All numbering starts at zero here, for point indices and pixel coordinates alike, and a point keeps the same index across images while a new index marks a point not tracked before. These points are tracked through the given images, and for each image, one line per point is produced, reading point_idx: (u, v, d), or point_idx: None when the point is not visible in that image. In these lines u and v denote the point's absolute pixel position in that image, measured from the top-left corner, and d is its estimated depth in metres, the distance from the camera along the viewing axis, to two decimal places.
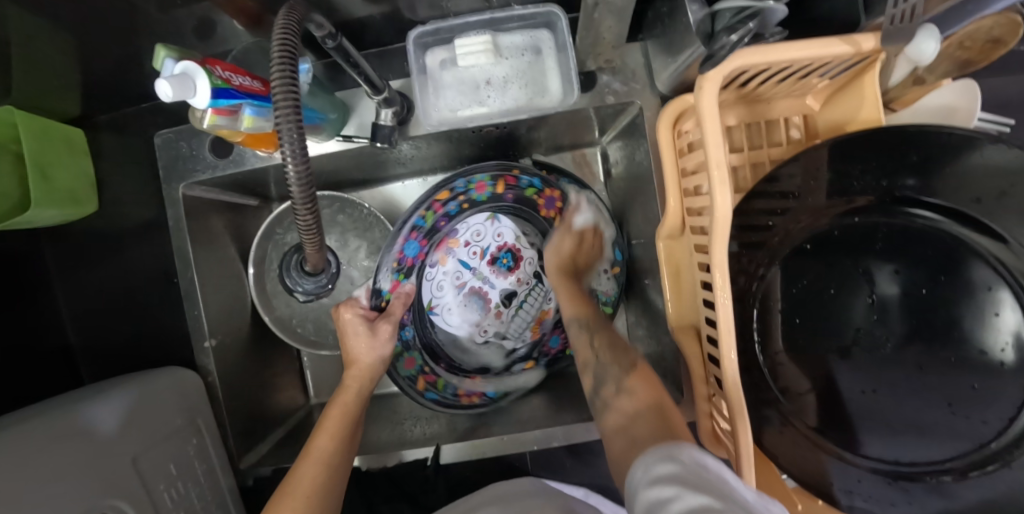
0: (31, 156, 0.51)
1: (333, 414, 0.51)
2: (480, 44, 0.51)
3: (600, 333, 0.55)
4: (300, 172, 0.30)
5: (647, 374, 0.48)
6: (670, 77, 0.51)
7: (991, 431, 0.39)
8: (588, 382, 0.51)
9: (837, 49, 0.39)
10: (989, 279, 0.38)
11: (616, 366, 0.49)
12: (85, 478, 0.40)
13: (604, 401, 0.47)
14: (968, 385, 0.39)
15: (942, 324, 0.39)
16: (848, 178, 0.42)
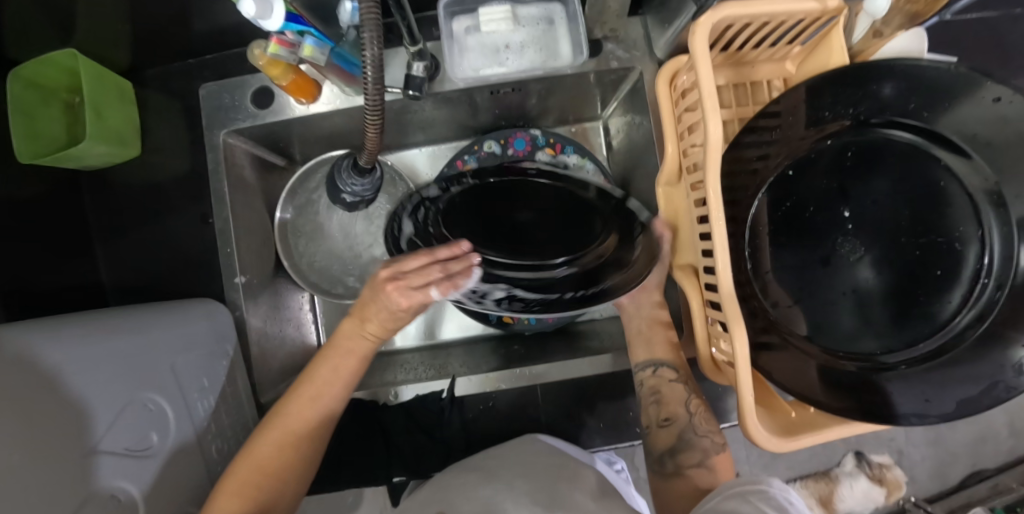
0: (87, 94, 0.56)
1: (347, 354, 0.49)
2: (501, 13, 0.59)
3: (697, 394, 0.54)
4: (376, 74, 0.36)
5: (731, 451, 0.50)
6: (667, 43, 0.59)
7: (953, 310, 0.46)
8: (669, 439, 0.51)
9: (807, 6, 0.47)
10: (941, 176, 0.46)
11: (708, 438, 0.50)
12: (127, 373, 0.43)
13: (677, 466, 0.49)
14: (933, 272, 0.47)
15: (907, 221, 0.47)
16: (821, 109, 0.48)
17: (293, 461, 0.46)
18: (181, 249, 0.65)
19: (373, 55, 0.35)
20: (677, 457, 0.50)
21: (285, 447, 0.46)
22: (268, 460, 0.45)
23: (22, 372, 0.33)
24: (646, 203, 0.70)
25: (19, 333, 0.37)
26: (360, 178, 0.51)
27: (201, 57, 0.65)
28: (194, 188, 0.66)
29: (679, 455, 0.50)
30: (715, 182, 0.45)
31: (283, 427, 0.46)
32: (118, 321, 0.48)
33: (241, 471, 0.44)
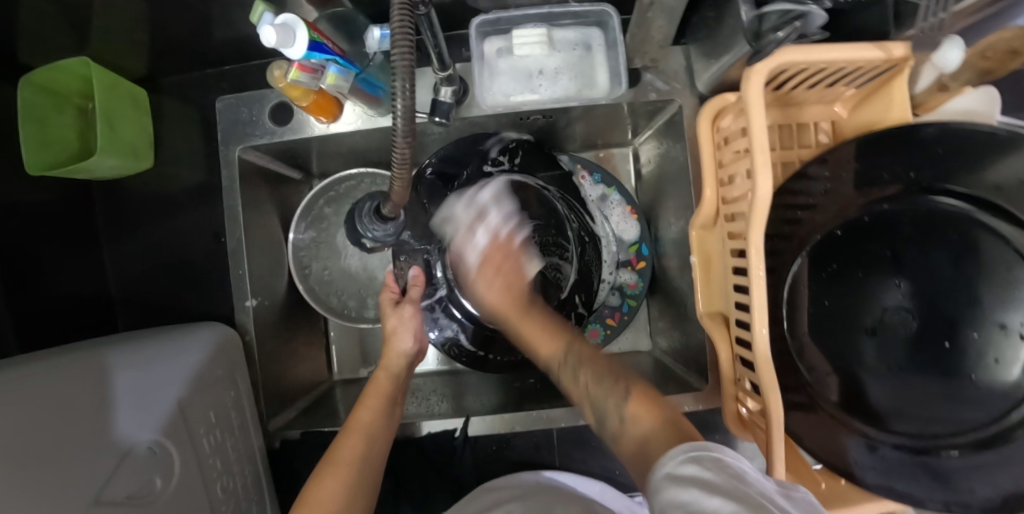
0: (101, 106, 0.53)
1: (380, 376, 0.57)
2: (537, 35, 0.55)
3: (584, 365, 0.51)
4: (406, 118, 0.32)
5: (645, 395, 0.45)
6: (711, 78, 0.55)
7: (1011, 401, 0.42)
8: (592, 414, 0.48)
9: (870, 54, 0.43)
10: (1009, 258, 0.42)
11: (613, 401, 0.46)
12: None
13: (611, 433, 0.45)
14: (988, 359, 0.42)
15: (965, 301, 0.42)
16: (878, 171, 0.46)
17: (360, 466, 0.45)
18: (193, 265, 0.63)
19: (406, 101, 0.32)
20: (606, 426, 0.46)
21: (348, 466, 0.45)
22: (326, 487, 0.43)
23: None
24: (675, 239, 0.67)
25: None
26: (382, 224, 0.47)
27: (220, 67, 0.63)
28: (207, 203, 0.63)
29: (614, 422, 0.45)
30: (758, 243, 0.43)
31: (350, 434, 0.48)
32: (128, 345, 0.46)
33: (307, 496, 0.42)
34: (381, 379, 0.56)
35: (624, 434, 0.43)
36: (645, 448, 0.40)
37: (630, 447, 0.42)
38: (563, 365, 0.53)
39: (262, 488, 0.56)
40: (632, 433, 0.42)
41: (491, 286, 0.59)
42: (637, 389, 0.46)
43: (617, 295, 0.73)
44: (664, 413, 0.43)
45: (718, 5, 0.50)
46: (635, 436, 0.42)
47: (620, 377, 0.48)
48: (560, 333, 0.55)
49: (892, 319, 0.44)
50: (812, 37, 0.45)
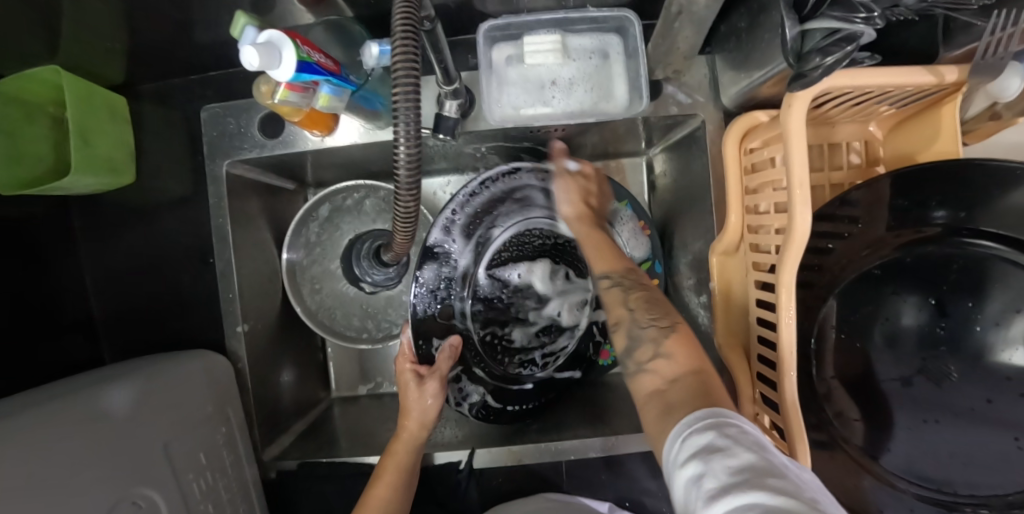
0: (75, 120, 0.49)
1: (396, 449, 0.51)
2: (550, 43, 0.50)
3: (635, 290, 0.48)
4: (410, 152, 0.28)
5: (686, 337, 0.42)
6: (738, 94, 0.51)
7: None
8: (621, 342, 0.45)
9: (921, 79, 0.39)
10: None
11: (653, 327, 0.43)
12: (118, 465, 0.37)
13: (636, 365, 0.42)
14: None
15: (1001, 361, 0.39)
16: (924, 208, 0.42)
17: None
18: (181, 286, 0.60)
19: (408, 132, 0.28)
20: (633, 355, 0.43)
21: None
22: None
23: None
24: (691, 261, 0.63)
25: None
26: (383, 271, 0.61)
27: (205, 73, 0.58)
28: (195, 218, 0.60)
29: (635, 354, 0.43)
30: (790, 285, 0.41)
31: None
32: (109, 387, 0.42)
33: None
34: (398, 451, 0.51)
35: (649, 370, 0.40)
36: (667, 389, 0.38)
37: (649, 386, 0.40)
38: (615, 285, 0.49)
39: None
40: (655, 378, 0.40)
41: (574, 203, 0.57)
42: (682, 328, 0.43)
43: None
44: (700, 360, 0.39)
45: (753, 15, 0.45)
46: (664, 369, 0.39)
47: (667, 311, 0.45)
48: (630, 259, 0.52)
49: (932, 371, 0.41)
50: (859, 62, 0.40)
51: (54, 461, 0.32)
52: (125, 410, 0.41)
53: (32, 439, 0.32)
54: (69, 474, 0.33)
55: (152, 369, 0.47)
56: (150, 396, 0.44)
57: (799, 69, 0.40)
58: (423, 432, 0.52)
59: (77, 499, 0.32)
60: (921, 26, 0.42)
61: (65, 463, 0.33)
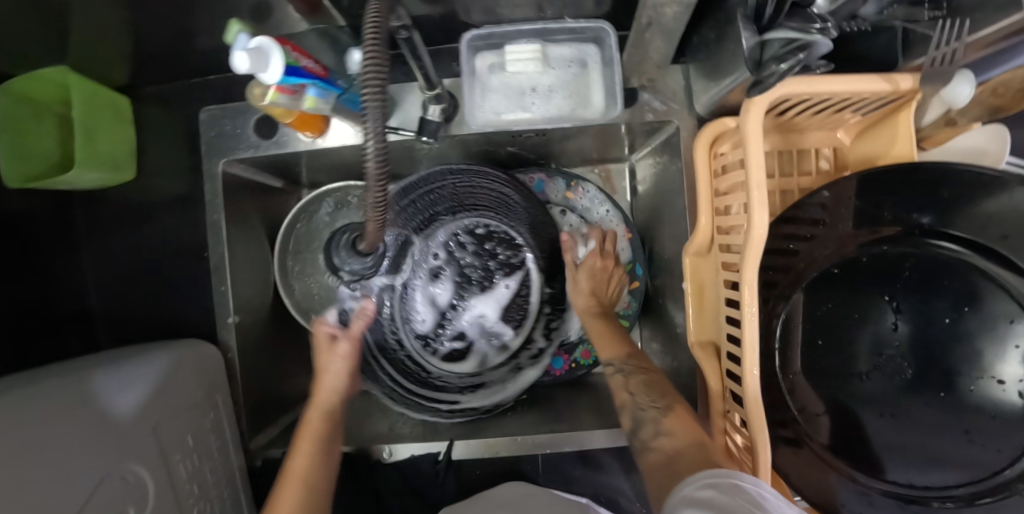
0: (79, 116, 0.51)
1: (314, 419, 0.53)
2: (530, 52, 0.53)
3: (636, 374, 0.52)
4: (377, 157, 0.30)
5: (687, 413, 0.45)
6: (710, 101, 0.53)
7: (1006, 459, 0.40)
8: (627, 424, 0.48)
9: (875, 85, 0.42)
10: (1011, 312, 0.40)
11: (653, 409, 0.47)
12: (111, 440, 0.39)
13: (642, 443, 0.45)
14: (985, 414, 0.40)
15: (960, 355, 0.40)
16: (879, 208, 0.44)
17: None
18: (176, 280, 0.62)
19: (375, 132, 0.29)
20: (639, 435, 0.46)
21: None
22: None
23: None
24: (670, 264, 0.65)
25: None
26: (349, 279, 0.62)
27: (205, 77, 0.61)
28: (190, 214, 0.62)
29: (640, 435, 0.45)
30: (751, 282, 0.42)
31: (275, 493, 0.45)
32: (98, 373, 0.44)
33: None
34: (312, 418, 0.53)
35: (654, 447, 0.43)
36: (672, 463, 0.40)
37: (656, 462, 0.42)
38: (615, 367, 0.54)
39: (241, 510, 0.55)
40: (662, 451, 0.42)
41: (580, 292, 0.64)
42: (681, 408, 0.46)
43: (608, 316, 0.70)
44: (703, 437, 0.42)
45: (719, 27, 0.47)
46: (667, 444, 0.42)
47: (662, 389, 0.48)
48: (623, 340, 0.58)
49: (887, 365, 0.43)
50: (816, 70, 0.42)
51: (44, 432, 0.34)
52: (112, 393, 0.43)
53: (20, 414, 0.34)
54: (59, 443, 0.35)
55: (147, 356, 0.50)
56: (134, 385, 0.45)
57: (760, 76, 0.43)
58: (337, 400, 0.55)
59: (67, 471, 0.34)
60: (881, 37, 0.44)
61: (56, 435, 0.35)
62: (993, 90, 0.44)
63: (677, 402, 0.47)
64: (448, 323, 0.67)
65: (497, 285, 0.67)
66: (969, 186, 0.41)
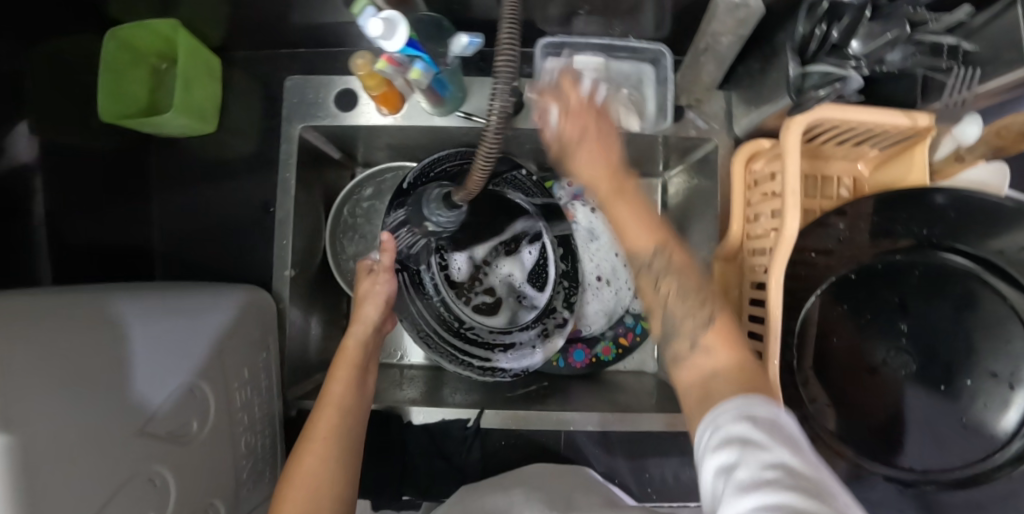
0: (181, 67, 0.56)
1: (343, 364, 0.54)
2: (594, 63, 0.60)
3: (668, 268, 0.41)
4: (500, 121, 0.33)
5: (727, 330, 0.38)
6: (749, 123, 0.60)
7: (998, 443, 0.46)
8: (660, 328, 0.42)
9: (898, 120, 0.49)
10: (1005, 315, 0.47)
11: (668, 275, 0.41)
12: (180, 358, 0.43)
13: (675, 358, 0.40)
14: (978, 403, 0.47)
15: (961, 349, 0.47)
16: (894, 223, 0.50)
17: (326, 461, 0.44)
18: (236, 232, 0.66)
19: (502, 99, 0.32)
20: (671, 352, 0.40)
21: (321, 452, 0.44)
22: (312, 456, 0.44)
23: (67, 355, 0.34)
24: None
25: (74, 304, 0.37)
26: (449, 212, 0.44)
27: (294, 49, 0.66)
28: (259, 172, 0.67)
29: (677, 369, 0.39)
30: (778, 277, 0.48)
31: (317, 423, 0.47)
32: (175, 296, 0.49)
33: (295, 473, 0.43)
34: (348, 350, 0.55)
35: (688, 363, 0.38)
36: (709, 384, 0.35)
37: (689, 378, 0.38)
38: (645, 268, 0.43)
39: (274, 452, 0.58)
40: (707, 363, 0.37)
41: (590, 164, 0.45)
42: (722, 320, 0.39)
43: (631, 316, 0.74)
44: (743, 358, 0.37)
45: (766, 60, 0.55)
46: (705, 366, 0.37)
47: (703, 301, 0.40)
48: (657, 231, 0.43)
49: (895, 361, 0.48)
50: (849, 99, 0.50)
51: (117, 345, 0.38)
52: (167, 321, 0.44)
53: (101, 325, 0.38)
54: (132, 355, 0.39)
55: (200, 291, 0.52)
56: (155, 319, 0.44)
57: (801, 101, 0.50)
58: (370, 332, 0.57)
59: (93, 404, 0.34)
60: (904, 82, 0.53)
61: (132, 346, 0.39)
62: (996, 135, 0.52)
63: (720, 312, 0.39)
64: (481, 278, 0.66)
65: (523, 246, 0.67)
66: (973, 210, 0.48)
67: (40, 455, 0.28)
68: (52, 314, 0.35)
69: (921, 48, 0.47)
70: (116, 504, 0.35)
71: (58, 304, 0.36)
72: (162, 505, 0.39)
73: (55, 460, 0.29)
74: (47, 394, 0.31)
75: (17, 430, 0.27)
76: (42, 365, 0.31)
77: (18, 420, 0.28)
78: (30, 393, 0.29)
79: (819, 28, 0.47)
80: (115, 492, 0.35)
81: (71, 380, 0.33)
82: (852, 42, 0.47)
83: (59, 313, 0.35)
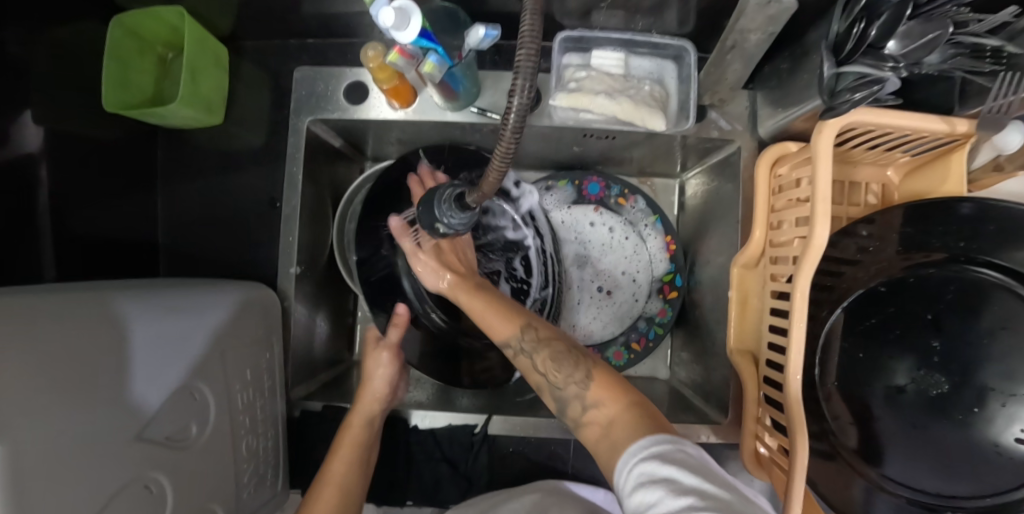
0: (187, 58, 0.55)
1: (350, 430, 0.53)
2: (613, 60, 0.57)
3: (541, 348, 0.45)
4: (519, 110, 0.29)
5: (606, 377, 0.42)
6: (774, 125, 0.58)
7: None
8: (551, 403, 0.44)
9: (936, 125, 0.46)
10: None
11: (536, 341, 0.46)
12: (174, 361, 0.40)
13: (573, 418, 0.41)
14: (1013, 429, 0.43)
15: (997, 374, 0.44)
16: (928, 235, 0.47)
17: None
18: (243, 226, 0.65)
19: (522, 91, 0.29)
20: (567, 413, 0.42)
21: None
22: None
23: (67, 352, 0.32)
24: (712, 276, 0.68)
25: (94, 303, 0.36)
26: (462, 212, 0.41)
27: (304, 39, 0.64)
28: (268, 167, 0.65)
29: (567, 410, 0.42)
30: (805, 288, 0.46)
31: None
32: (168, 294, 0.46)
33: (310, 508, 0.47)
34: (353, 426, 0.53)
35: (584, 422, 0.40)
36: (607, 432, 0.37)
37: (592, 438, 0.39)
38: (519, 351, 0.47)
39: (277, 454, 0.57)
40: (598, 419, 0.39)
41: (436, 274, 0.55)
42: (598, 371, 0.42)
43: (644, 322, 0.73)
44: (627, 398, 0.40)
45: (797, 59, 0.52)
46: (598, 421, 0.39)
47: (581, 356, 0.44)
48: (514, 316, 0.48)
49: (925, 379, 0.46)
50: (885, 102, 0.48)
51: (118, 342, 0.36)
52: (164, 321, 0.41)
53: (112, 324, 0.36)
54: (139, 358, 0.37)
55: (195, 290, 0.49)
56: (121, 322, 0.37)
57: (833, 103, 0.47)
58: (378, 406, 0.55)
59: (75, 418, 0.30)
60: (941, 85, 0.51)
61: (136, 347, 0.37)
62: None
63: (596, 366, 0.43)
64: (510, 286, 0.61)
65: None
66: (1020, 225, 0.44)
67: (25, 462, 0.26)
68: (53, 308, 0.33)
69: (960, 50, 0.44)
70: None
71: (60, 298, 0.35)
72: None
73: (42, 469, 0.27)
74: (39, 400, 0.28)
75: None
76: (32, 367, 0.29)
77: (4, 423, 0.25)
78: (18, 394, 0.27)
79: (856, 27, 0.44)
80: (106, 501, 0.32)
81: (44, 398, 0.29)
82: (890, 44, 0.43)
83: (61, 314, 0.33)
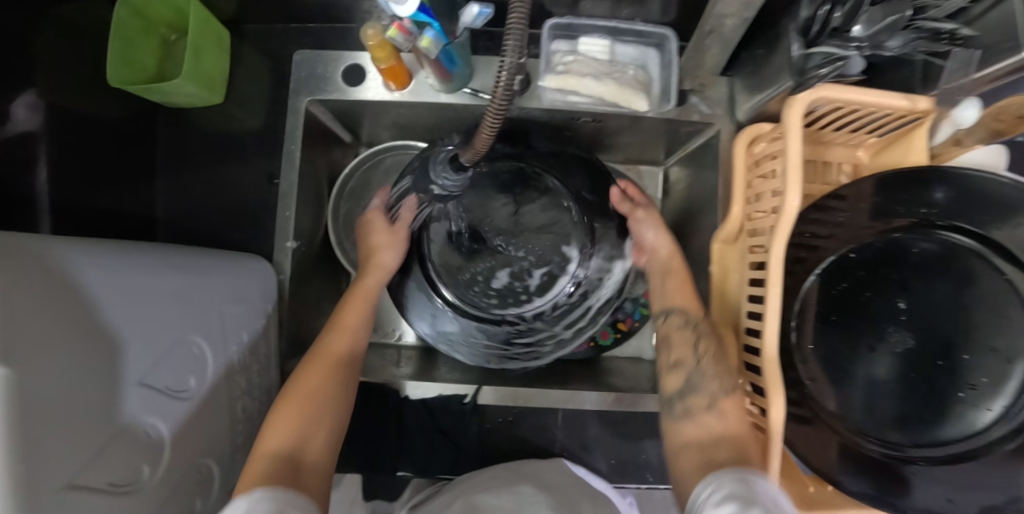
0: (190, 37, 0.57)
1: (355, 300, 0.56)
2: (600, 46, 0.60)
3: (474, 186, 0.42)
4: (508, 72, 0.32)
5: (740, 401, 0.49)
6: (750, 109, 0.61)
7: (994, 418, 0.46)
8: (676, 381, 0.52)
9: (897, 102, 0.50)
10: (1000, 288, 0.47)
11: (718, 382, 0.50)
12: (172, 314, 0.42)
13: (687, 409, 0.49)
14: (978, 378, 0.47)
15: (961, 326, 0.48)
16: (894, 205, 0.50)
17: (294, 441, 0.41)
18: (241, 203, 0.67)
19: (513, 57, 0.31)
20: (688, 398, 0.50)
21: (299, 405, 0.44)
22: (279, 424, 0.42)
23: (79, 295, 0.33)
24: (695, 256, 0.71)
25: (88, 252, 0.36)
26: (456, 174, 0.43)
27: (304, 24, 0.66)
28: (266, 146, 0.67)
29: (687, 396, 0.50)
30: (779, 254, 0.47)
31: (291, 405, 0.44)
32: (163, 252, 0.46)
33: (279, 420, 0.42)
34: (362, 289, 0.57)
35: (700, 419, 0.48)
36: (714, 437, 0.46)
37: (691, 432, 0.48)
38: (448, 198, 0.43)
39: None
40: (719, 427, 0.46)
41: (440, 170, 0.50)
42: (735, 394, 0.49)
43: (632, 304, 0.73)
44: (747, 430, 0.46)
45: (770, 44, 0.56)
46: (714, 425, 0.47)
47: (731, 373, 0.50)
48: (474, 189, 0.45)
49: (893, 336, 0.50)
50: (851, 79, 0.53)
51: (124, 291, 0.37)
52: (162, 276, 0.42)
53: (108, 273, 0.36)
54: (139, 308, 0.38)
55: (189, 253, 0.50)
56: (117, 274, 0.37)
57: (803, 82, 0.52)
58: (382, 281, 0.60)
59: (76, 360, 0.31)
60: (904, 69, 0.55)
61: (134, 297, 0.38)
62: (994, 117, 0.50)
63: (740, 387, 0.50)
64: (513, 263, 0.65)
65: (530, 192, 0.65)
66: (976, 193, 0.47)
67: (42, 391, 0.27)
68: (62, 253, 0.34)
69: (920, 33, 0.48)
70: (105, 454, 0.33)
71: (67, 244, 0.35)
72: (157, 459, 0.39)
73: (50, 402, 0.28)
74: (54, 338, 0.29)
75: (21, 362, 0.26)
76: (47, 306, 0.29)
77: (27, 352, 0.27)
78: (38, 329, 0.28)
79: (822, 9, 0.48)
80: (107, 441, 0.34)
81: (57, 337, 0.30)
82: (855, 27, 0.46)
83: (64, 261, 0.33)
